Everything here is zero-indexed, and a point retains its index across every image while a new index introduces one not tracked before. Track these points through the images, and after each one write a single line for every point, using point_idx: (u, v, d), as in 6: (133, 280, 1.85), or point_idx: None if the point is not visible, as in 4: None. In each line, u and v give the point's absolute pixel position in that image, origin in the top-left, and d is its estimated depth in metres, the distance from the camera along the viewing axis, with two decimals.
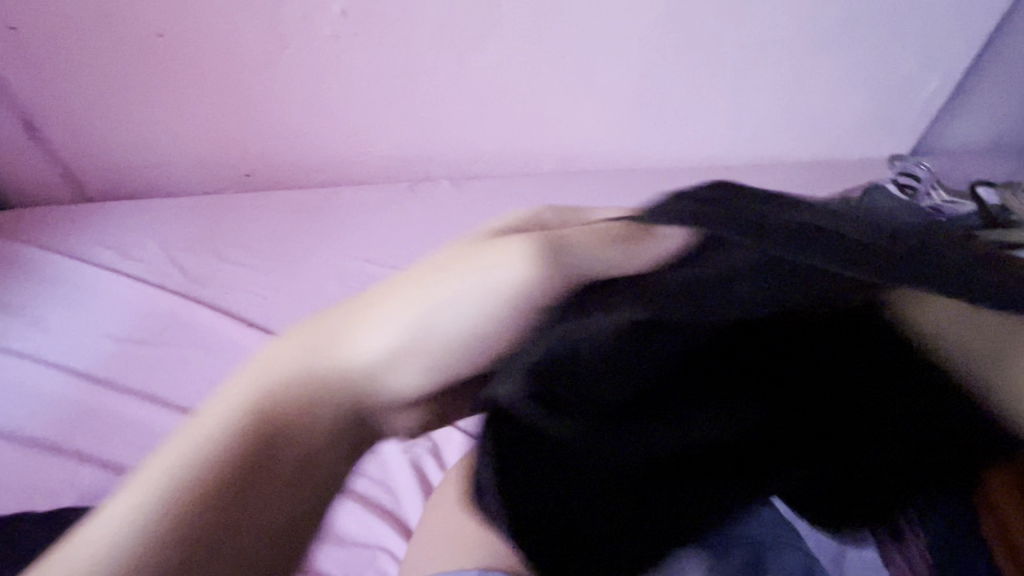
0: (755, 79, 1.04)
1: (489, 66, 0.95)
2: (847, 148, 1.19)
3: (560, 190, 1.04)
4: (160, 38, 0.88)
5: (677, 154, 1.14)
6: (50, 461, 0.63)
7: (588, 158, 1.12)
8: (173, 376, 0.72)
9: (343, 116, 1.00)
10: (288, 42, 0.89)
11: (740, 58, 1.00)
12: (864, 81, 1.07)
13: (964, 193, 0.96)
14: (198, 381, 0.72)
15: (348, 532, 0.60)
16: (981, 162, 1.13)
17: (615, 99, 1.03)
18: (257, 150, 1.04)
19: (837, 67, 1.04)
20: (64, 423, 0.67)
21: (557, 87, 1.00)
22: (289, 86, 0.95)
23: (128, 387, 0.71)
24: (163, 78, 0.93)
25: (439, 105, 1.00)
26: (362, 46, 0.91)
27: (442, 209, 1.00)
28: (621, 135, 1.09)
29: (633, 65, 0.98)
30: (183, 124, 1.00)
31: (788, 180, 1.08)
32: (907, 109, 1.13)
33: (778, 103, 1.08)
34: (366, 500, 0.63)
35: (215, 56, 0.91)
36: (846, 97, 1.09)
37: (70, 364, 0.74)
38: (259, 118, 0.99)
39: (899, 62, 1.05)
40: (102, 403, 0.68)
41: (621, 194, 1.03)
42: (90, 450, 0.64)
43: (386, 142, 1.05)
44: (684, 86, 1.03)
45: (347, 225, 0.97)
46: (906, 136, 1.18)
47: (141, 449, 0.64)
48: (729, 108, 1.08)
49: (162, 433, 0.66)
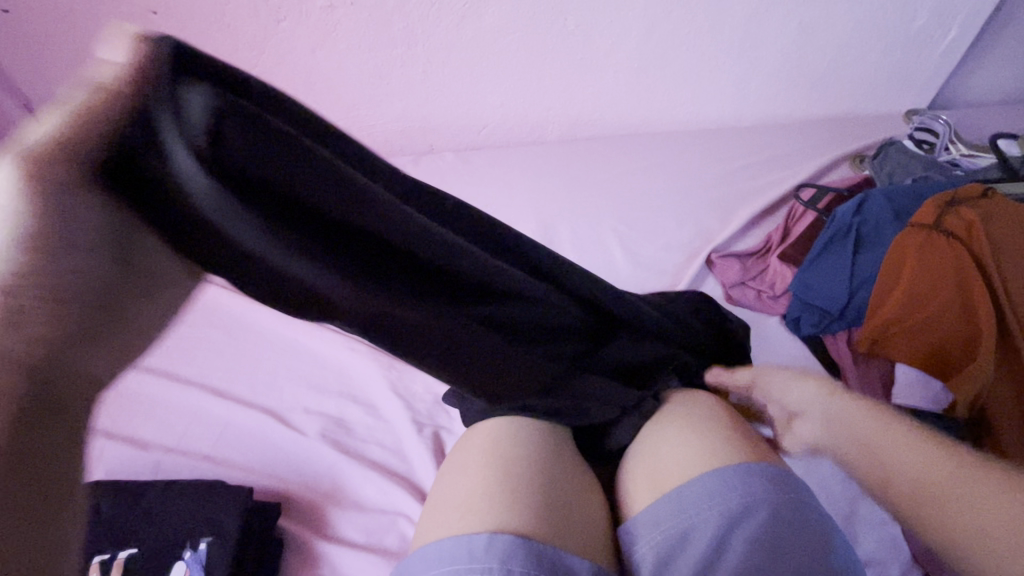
0: (766, 35, 1.00)
1: (492, 31, 0.92)
2: (861, 105, 1.16)
3: (567, 161, 1.02)
4: (154, 16, 0.86)
5: (683, 115, 1.12)
6: None
7: (592, 124, 1.11)
8: (187, 353, 0.74)
9: (344, 93, 0.99)
10: (283, 15, 0.87)
11: (750, 15, 0.96)
12: (880, 32, 1.03)
13: (985, 147, 0.93)
14: (213, 358, 0.73)
15: (367, 497, 0.59)
16: (1000, 112, 1.09)
17: (621, 61, 1.00)
18: None
19: (852, 20, 1.00)
20: None
21: (560, 51, 0.97)
22: (285, 60, 0.93)
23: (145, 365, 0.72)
24: None
25: (439, 76, 0.98)
26: (358, 15, 0.88)
27: (448, 179, 1.00)
28: (627, 98, 1.07)
29: (638, 25, 0.95)
30: None
31: (797, 139, 1.06)
32: (925, 61, 1.09)
33: (790, 60, 1.05)
34: (383, 467, 0.62)
35: (207, 33, 0.88)
36: (861, 51, 1.05)
37: None
38: None
39: (918, 10, 1.00)
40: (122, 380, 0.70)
41: (628, 158, 1.02)
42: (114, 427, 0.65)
43: (388, 115, 1.04)
44: (692, 46, 1.00)
45: None
46: (924, 89, 1.14)
47: (162, 426, 0.65)
48: (739, 65, 1.04)
49: (182, 408, 0.67)
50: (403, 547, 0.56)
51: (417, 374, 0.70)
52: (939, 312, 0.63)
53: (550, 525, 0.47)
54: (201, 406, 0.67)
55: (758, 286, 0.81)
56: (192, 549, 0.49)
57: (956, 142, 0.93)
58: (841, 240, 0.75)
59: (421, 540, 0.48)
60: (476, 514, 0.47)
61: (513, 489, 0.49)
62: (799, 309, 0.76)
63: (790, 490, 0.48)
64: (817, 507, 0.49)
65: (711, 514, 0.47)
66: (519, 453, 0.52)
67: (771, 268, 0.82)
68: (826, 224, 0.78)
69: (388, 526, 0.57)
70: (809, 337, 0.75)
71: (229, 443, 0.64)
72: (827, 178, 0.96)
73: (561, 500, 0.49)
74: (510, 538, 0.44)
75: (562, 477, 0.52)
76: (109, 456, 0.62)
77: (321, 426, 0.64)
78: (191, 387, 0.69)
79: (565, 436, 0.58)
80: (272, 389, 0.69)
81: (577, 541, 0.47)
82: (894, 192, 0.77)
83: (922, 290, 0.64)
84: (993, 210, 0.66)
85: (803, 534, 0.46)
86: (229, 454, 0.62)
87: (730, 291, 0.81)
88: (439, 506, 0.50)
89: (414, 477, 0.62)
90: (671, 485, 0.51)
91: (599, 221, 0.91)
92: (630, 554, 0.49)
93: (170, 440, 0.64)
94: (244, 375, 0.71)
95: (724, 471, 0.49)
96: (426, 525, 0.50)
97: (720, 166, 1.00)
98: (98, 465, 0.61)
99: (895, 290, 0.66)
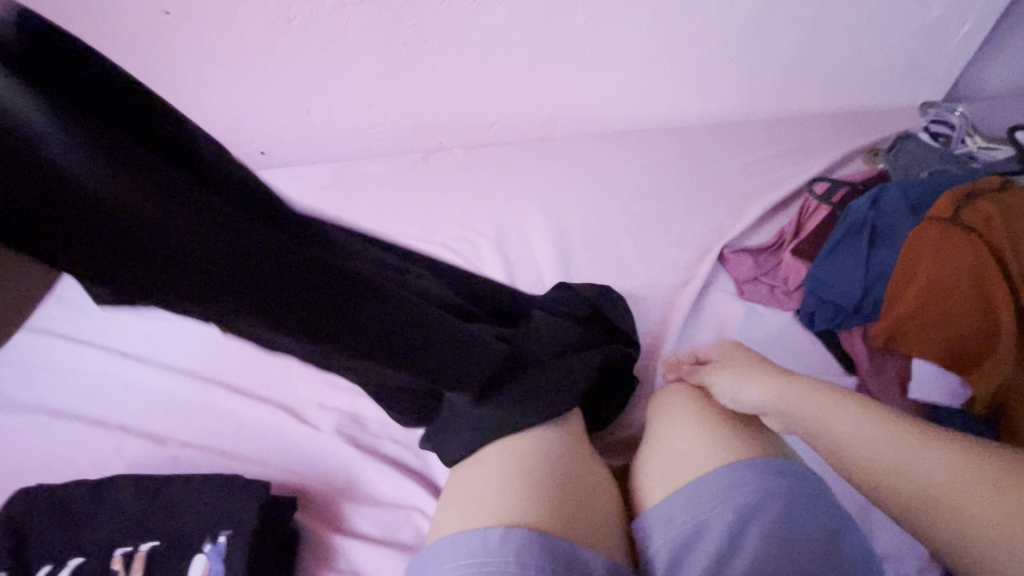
0: (778, 28, 0.99)
1: (501, 27, 0.92)
2: (874, 98, 1.15)
3: (577, 157, 1.02)
4: (166, 15, 0.86)
5: (694, 110, 1.11)
6: (94, 433, 0.64)
7: (602, 120, 1.10)
8: (203, 350, 0.74)
9: (355, 91, 0.99)
10: (294, 14, 0.87)
11: (761, 7, 0.95)
12: (895, 24, 1.02)
13: (1002, 139, 0.92)
14: (228, 355, 0.74)
15: (382, 492, 0.60)
16: (1016, 103, 1.07)
17: (631, 56, 0.99)
18: (270, 127, 1.04)
19: (866, 12, 0.99)
20: (105, 398, 0.69)
21: (570, 46, 0.97)
22: (297, 59, 0.93)
23: (161, 361, 0.73)
24: (172, 59, 0.92)
25: (449, 72, 0.98)
26: (369, 12, 0.88)
27: (458, 176, 1.00)
28: (637, 93, 1.06)
29: (646, 19, 0.94)
30: (189, 107, 0.99)
31: (810, 133, 1.05)
32: (940, 53, 1.08)
33: (802, 53, 1.04)
34: (398, 462, 0.62)
35: (220, 33, 0.89)
36: (875, 43, 1.04)
37: (104, 341, 0.76)
38: (270, 97, 0.99)
39: (933, 1, 0.99)
40: (139, 377, 0.71)
41: (638, 154, 1.02)
42: (132, 423, 0.66)
43: (398, 113, 1.04)
44: (703, 40, 0.99)
45: (364, 197, 0.98)
46: (939, 81, 1.13)
47: (180, 421, 0.66)
48: (750, 59, 1.03)
49: (199, 404, 0.68)
50: (417, 541, 0.57)
51: None
52: (961, 307, 0.62)
53: (565, 520, 0.47)
54: (218, 401, 0.68)
55: (771, 282, 0.81)
56: (212, 542, 0.50)
57: (973, 135, 0.92)
58: (856, 235, 0.74)
59: (436, 534, 0.49)
60: (490, 509, 0.47)
61: (527, 484, 0.49)
62: (813, 304, 0.75)
63: (802, 484, 0.48)
64: (832, 502, 0.48)
65: (725, 506, 0.47)
66: (532, 448, 0.52)
67: (785, 263, 0.81)
68: (840, 221, 0.77)
69: (403, 521, 0.58)
70: (823, 332, 0.74)
71: (245, 437, 0.64)
72: (840, 172, 0.95)
73: (575, 494, 0.49)
74: (525, 532, 0.44)
75: (574, 472, 0.52)
76: (129, 450, 0.63)
77: (335, 422, 0.65)
78: (207, 383, 0.69)
79: (579, 430, 0.58)
80: (286, 384, 0.70)
81: (592, 536, 0.47)
82: (910, 186, 0.76)
83: (942, 283, 0.63)
84: (1009, 203, 0.65)
85: (817, 527, 0.46)
86: (246, 449, 0.63)
87: (742, 286, 0.81)
88: (454, 501, 0.50)
89: (428, 472, 0.62)
90: (684, 480, 0.51)
91: (610, 217, 0.90)
92: (644, 548, 0.49)
93: (188, 436, 0.65)
94: (258, 371, 0.71)
95: (740, 467, 0.49)
96: (442, 518, 0.50)
97: (731, 160, 0.99)
98: (118, 460, 0.62)
99: (913, 283, 0.65)
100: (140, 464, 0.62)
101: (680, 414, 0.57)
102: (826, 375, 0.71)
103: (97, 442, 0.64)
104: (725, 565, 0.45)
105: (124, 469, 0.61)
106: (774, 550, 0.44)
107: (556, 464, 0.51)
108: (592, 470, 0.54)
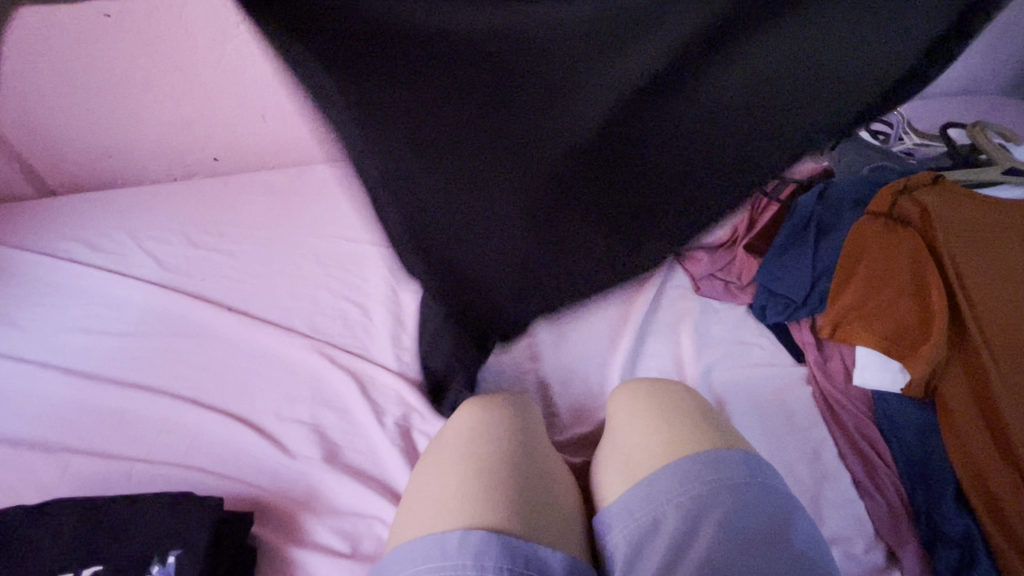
0: None
1: None
2: None
3: None
4: (107, 19, 0.82)
5: None
6: (35, 456, 0.61)
7: None
8: (153, 364, 0.72)
9: None
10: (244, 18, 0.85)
11: None
12: None
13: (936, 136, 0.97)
14: (181, 368, 0.71)
15: (343, 502, 0.59)
16: (949, 102, 1.14)
17: None
18: (223, 133, 1.01)
19: None
20: (50, 418, 0.65)
21: None
22: (250, 65, 0.91)
23: (112, 377, 0.70)
24: (116, 64, 0.88)
25: None
26: None
27: None
28: None
29: None
30: (136, 110, 0.95)
31: None
32: None
33: None
34: (359, 472, 0.62)
35: (166, 38, 0.86)
36: None
37: (47, 359, 0.72)
38: (223, 103, 0.96)
39: None
40: (86, 394, 0.68)
41: None
42: (78, 443, 0.63)
43: None
44: None
45: (322, 202, 0.97)
46: None
47: (130, 438, 0.63)
48: None
49: (150, 420, 0.65)
50: (378, 549, 0.56)
51: (389, 375, 0.70)
52: (900, 299, 0.64)
53: (524, 521, 0.47)
54: (170, 416, 0.65)
55: (726, 277, 0.83)
56: (160, 563, 0.49)
57: (910, 132, 0.96)
58: (803, 230, 0.77)
59: (396, 541, 0.48)
60: (451, 513, 0.47)
61: (488, 485, 0.49)
62: (764, 297, 0.78)
63: (753, 473, 0.50)
64: (780, 489, 0.50)
65: (680, 497, 0.48)
66: (494, 452, 0.52)
67: (739, 259, 0.82)
68: (788, 215, 0.79)
69: (364, 530, 0.57)
70: (775, 324, 0.78)
71: (200, 451, 0.62)
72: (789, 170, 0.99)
73: (536, 493, 0.50)
74: (484, 535, 0.44)
75: (534, 473, 0.52)
76: (74, 471, 0.60)
77: (299, 435, 0.64)
78: (157, 396, 0.67)
79: (538, 431, 0.59)
80: (244, 396, 0.68)
81: (550, 535, 0.47)
82: (852, 183, 0.78)
83: (879, 275, 0.66)
84: (946, 197, 0.68)
85: (768, 514, 0.48)
86: (200, 463, 0.61)
87: (699, 283, 0.83)
88: (413, 506, 0.50)
89: (389, 481, 0.61)
90: (639, 476, 0.52)
91: None
92: (602, 542, 0.50)
93: (140, 453, 0.62)
94: (214, 383, 0.69)
95: (694, 459, 0.50)
96: (401, 523, 0.50)
97: None
98: (62, 482, 0.59)
99: (854, 275, 0.68)
100: (88, 484, 0.59)
101: (643, 407, 0.58)
102: (777, 366, 0.73)
103: (38, 466, 0.60)
104: (680, 555, 0.45)
105: (70, 492, 0.58)
106: (726, 539, 0.46)
107: (517, 466, 0.52)
108: (552, 469, 0.55)
